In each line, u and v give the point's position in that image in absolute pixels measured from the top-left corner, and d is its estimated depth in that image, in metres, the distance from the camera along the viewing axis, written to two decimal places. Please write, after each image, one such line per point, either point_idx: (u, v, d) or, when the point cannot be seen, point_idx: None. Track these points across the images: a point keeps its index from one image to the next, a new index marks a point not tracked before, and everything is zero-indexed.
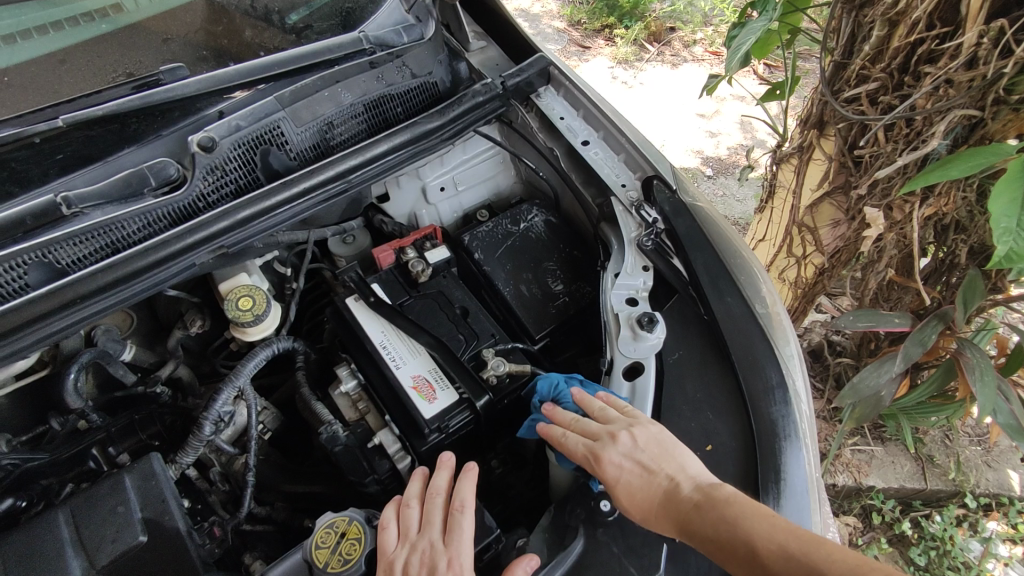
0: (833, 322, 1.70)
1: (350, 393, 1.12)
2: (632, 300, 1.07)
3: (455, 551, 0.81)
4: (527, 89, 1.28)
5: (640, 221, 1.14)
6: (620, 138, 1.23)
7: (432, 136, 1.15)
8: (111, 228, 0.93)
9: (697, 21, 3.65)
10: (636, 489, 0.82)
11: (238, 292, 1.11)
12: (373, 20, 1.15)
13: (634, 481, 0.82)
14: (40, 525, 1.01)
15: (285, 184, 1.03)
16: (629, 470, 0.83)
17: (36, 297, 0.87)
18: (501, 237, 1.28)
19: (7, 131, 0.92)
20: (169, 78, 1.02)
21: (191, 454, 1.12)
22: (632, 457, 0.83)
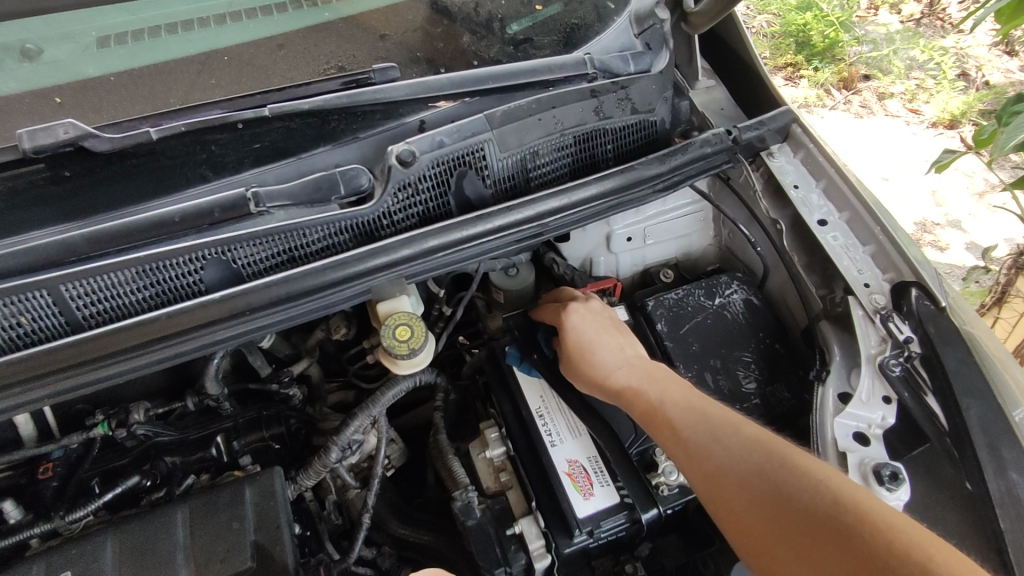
0: None
1: (494, 460, 0.99)
2: (863, 438, 0.84)
3: None
4: (759, 146, 1.07)
5: (886, 335, 0.90)
6: (871, 224, 0.99)
7: (645, 185, 0.98)
8: (294, 233, 0.85)
9: (899, 72, 3.05)
10: (589, 341, 0.95)
11: (398, 319, 0.98)
12: (598, 41, 1.03)
13: (590, 337, 0.95)
14: (159, 520, 0.97)
15: (479, 218, 0.90)
16: (584, 326, 0.96)
17: (208, 302, 0.81)
18: (691, 310, 1.09)
19: (214, 113, 0.88)
20: (379, 78, 0.94)
21: (313, 477, 1.05)
22: (579, 328, 0.96)
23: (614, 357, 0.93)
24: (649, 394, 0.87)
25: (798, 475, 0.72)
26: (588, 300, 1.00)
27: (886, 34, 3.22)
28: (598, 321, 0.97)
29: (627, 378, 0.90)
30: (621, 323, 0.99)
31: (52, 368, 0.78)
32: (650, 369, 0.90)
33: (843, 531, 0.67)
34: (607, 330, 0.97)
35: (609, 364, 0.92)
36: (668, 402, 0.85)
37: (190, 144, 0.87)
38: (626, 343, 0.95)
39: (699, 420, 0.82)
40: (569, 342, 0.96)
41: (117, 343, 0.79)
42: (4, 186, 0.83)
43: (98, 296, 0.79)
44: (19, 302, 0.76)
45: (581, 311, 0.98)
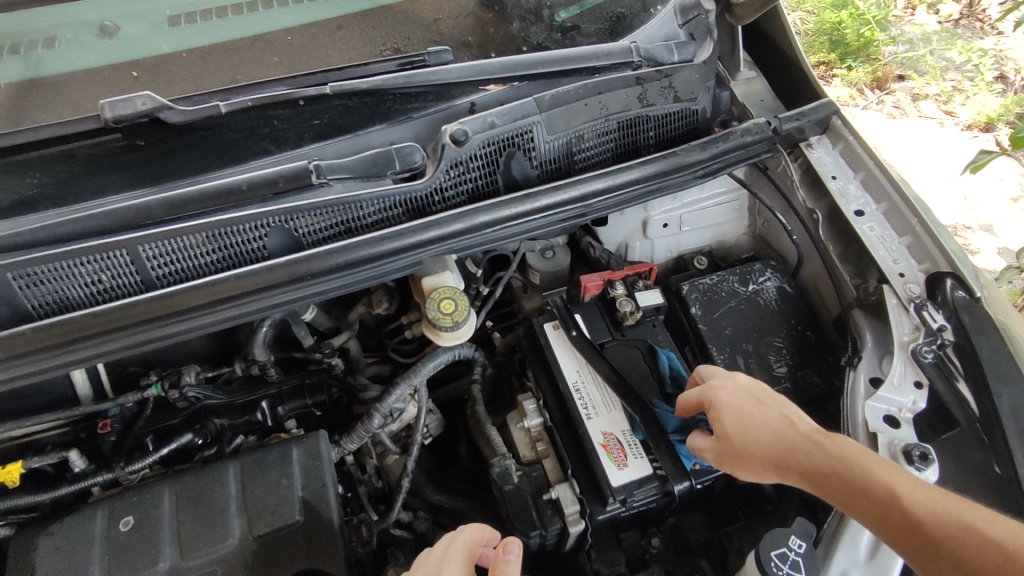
0: None
1: (531, 430, 1.04)
2: (892, 420, 0.87)
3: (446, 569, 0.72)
4: (798, 137, 1.09)
5: (919, 323, 0.92)
6: (908, 215, 1.00)
7: (686, 171, 1.01)
8: (351, 205, 0.90)
9: (935, 73, 3.01)
10: (750, 426, 0.84)
11: (443, 293, 1.03)
12: (643, 31, 1.06)
13: (748, 419, 0.85)
14: (213, 475, 1.02)
15: (526, 197, 0.94)
16: (739, 406, 0.86)
17: (273, 266, 0.86)
18: (725, 296, 1.12)
19: (279, 89, 0.92)
20: (433, 61, 0.98)
21: (356, 441, 1.10)
22: (733, 411, 0.86)
23: (781, 437, 0.83)
24: (778, 434, 0.83)
25: (959, 521, 0.73)
26: (734, 376, 0.89)
27: (923, 34, 3.18)
28: (744, 394, 0.87)
29: (770, 441, 0.83)
30: (767, 392, 0.88)
31: (127, 321, 0.83)
32: (794, 430, 0.83)
33: (1007, 562, 0.69)
34: (756, 404, 0.86)
35: (773, 440, 0.83)
36: (886, 492, 0.76)
37: (254, 118, 0.92)
38: (785, 415, 0.85)
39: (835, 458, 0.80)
40: (729, 432, 0.85)
41: (188, 301, 0.84)
42: (82, 153, 0.88)
43: (171, 258, 0.85)
44: (100, 261, 0.82)
45: (722, 385, 0.88)
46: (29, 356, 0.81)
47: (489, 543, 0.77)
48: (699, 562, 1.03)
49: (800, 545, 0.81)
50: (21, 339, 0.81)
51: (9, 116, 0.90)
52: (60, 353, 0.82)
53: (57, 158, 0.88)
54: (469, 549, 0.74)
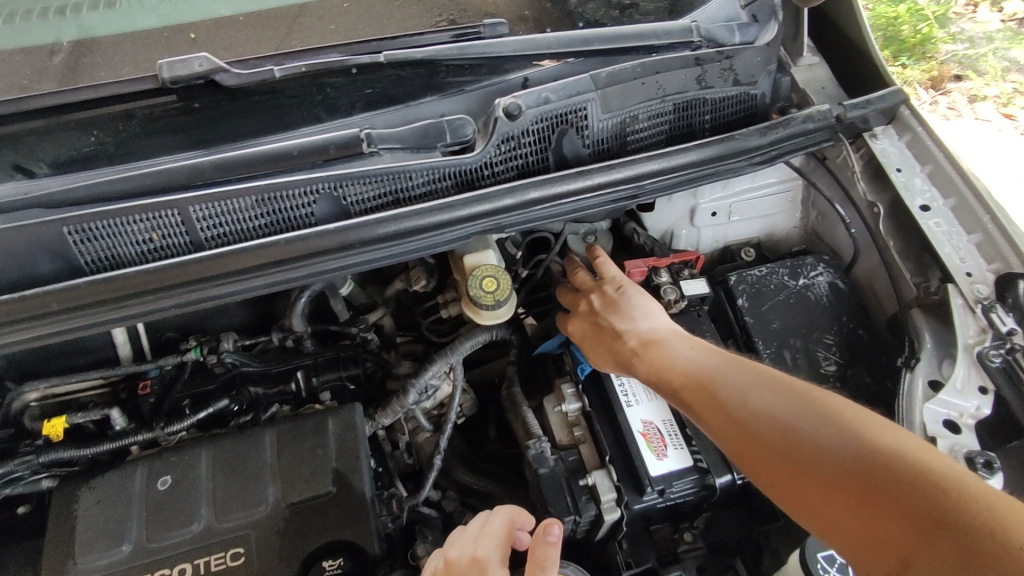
0: None
1: (568, 414, 1.02)
2: (953, 426, 0.83)
3: (481, 546, 0.70)
4: (862, 126, 1.04)
5: (986, 326, 0.87)
6: (979, 212, 0.95)
7: (744, 156, 0.97)
8: (400, 176, 0.89)
9: (995, 74, 2.87)
10: (591, 338, 0.99)
11: (485, 271, 1.02)
12: (703, 11, 1.02)
13: (594, 332, 0.98)
14: (250, 441, 1.03)
15: (577, 175, 0.92)
16: (585, 331, 1.00)
17: (321, 232, 0.86)
18: (775, 288, 1.08)
19: (333, 56, 0.91)
20: (489, 33, 0.96)
21: (390, 416, 1.10)
22: (583, 330, 1.00)
23: (627, 347, 0.94)
24: (678, 367, 0.87)
25: (815, 428, 0.72)
26: (579, 311, 1.01)
27: (985, 32, 3.03)
28: (589, 322, 0.99)
29: (637, 364, 0.92)
30: (618, 305, 0.98)
31: (177, 281, 0.84)
32: (653, 349, 0.91)
33: (878, 465, 0.65)
34: (598, 334, 0.98)
35: (619, 361, 0.95)
36: (720, 390, 0.81)
37: (307, 85, 0.91)
38: (617, 332, 0.96)
39: (669, 372, 0.88)
40: (594, 358, 0.99)
41: (236, 264, 0.84)
42: (141, 114, 0.89)
43: (221, 220, 0.85)
44: (152, 220, 0.83)
45: (579, 311, 1.01)
46: (83, 310, 0.82)
47: (525, 525, 0.75)
48: (734, 562, 1.00)
49: None
50: (75, 293, 0.82)
51: (71, 74, 0.91)
52: (112, 309, 0.83)
53: (116, 118, 0.89)
54: (506, 528, 0.72)
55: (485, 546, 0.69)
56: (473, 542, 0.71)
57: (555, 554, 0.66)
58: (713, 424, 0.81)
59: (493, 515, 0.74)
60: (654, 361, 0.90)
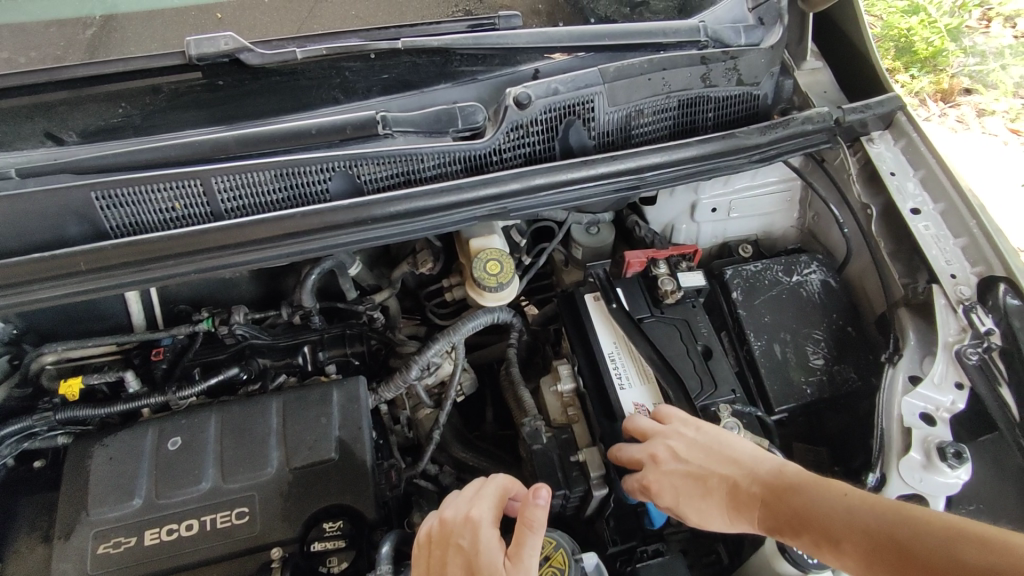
0: None
1: (563, 394, 1.07)
2: (929, 418, 0.87)
3: (475, 506, 0.74)
4: (860, 130, 1.08)
5: (967, 325, 0.91)
6: (967, 217, 0.99)
7: (744, 153, 1.01)
8: (412, 158, 0.93)
9: (1005, 89, 2.89)
10: (688, 498, 0.84)
11: (489, 255, 1.06)
12: (712, 12, 1.06)
13: (689, 490, 0.84)
14: (257, 408, 1.07)
15: (583, 164, 0.95)
16: (678, 486, 0.85)
17: (334, 208, 0.90)
18: (769, 283, 1.12)
19: (354, 41, 0.95)
20: (503, 25, 1.00)
21: (393, 390, 1.14)
22: (674, 491, 0.85)
23: (741, 503, 0.80)
24: (839, 520, 0.72)
25: None
26: (657, 461, 0.87)
27: (997, 47, 3.04)
28: (677, 472, 0.86)
29: (765, 521, 0.78)
30: (714, 450, 0.85)
31: (195, 248, 0.88)
32: (790, 496, 0.76)
33: None
34: (698, 486, 0.84)
35: (732, 519, 0.82)
36: (901, 548, 0.68)
37: (327, 68, 0.95)
38: (724, 484, 0.82)
39: (828, 527, 0.73)
40: (697, 519, 0.84)
41: (252, 234, 0.89)
42: (167, 89, 0.93)
43: (240, 192, 0.89)
44: (174, 189, 0.87)
45: (662, 461, 0.87)
46: (107, 271, 0.87)
47: (517, 493, 0.79)
48: (717, 548, 1.03)
49: None
50: (99, 255, 0.86)
51: (102, 48, 0.95)
52: (134, 271, 0.88)
53: (143, 92, 0.93)
54: (500, 492, 0.76)
55: (479, 507, 0.74)
56: (468, 502, 0.75)
57: (544, 515, 0.70)
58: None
59: (488, 480, 0.78)
60: (798, 514, 0.75)
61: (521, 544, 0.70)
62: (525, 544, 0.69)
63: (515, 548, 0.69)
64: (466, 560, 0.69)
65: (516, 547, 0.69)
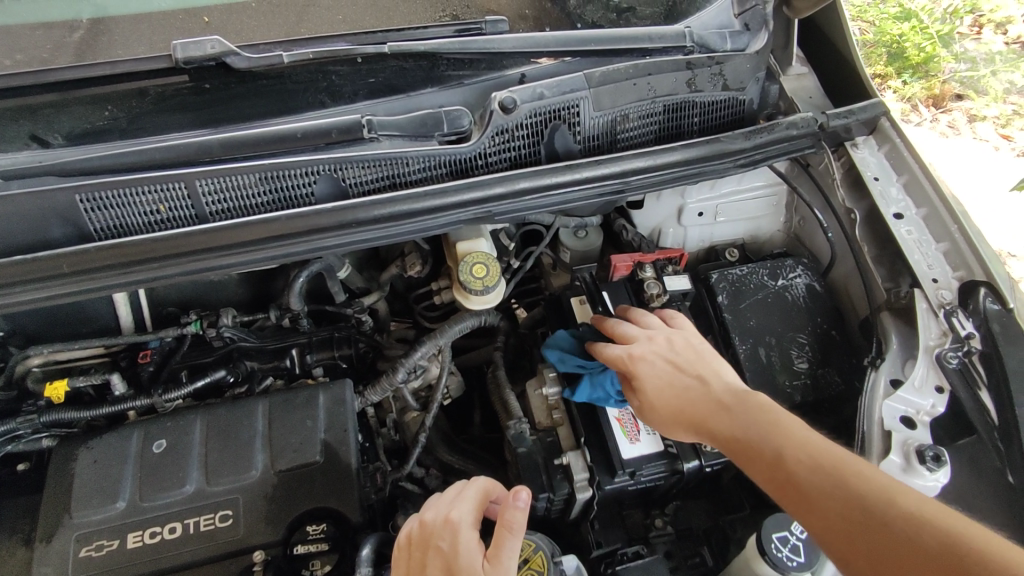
0: None
1: (549, 397, 1.06)
2: (910, 422, 0.87)
3: (456, 507, 0.74)
4: (844, 135, 1.09)
5: (948, 329, 0.92)
6: (949, 222, 1.00)
7: (728, 158, 1.02)
8: (397, 162, 0.93)
9: (996, 95, 2.90)
10: (658, 387, 0.87)
11: (475, 258, 1.07)
12: (698, 17, 1.06)
13: (660, 378, 0.88)
14: (242, 411, 1.07)
15: (567, 168, 0.96)
16: (656, 373, 0.89)
17: (319, 211, 0.90)
18: (754, 287, 1.12)
19: (341, 45, 0.96)
20: (490, 30, 1.00)
21: (379, 393, 1.15)
22: (648, 375, 0.89)
23: (698, 402, 0.84)
24: (786, 443, 0.75)
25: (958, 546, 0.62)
26: (652, 345, 0.92)
27: (987, 53, 3.06)
28: (661, 359, 0.90)
29: (720, 427, 0.81)
30: (700, 358, 0.89)
31: (179, 251, 0.88)
32: (746, 411, 0.80)
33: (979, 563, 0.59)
34: (669, 375, 0.88)
35: (689, 419, 0.84)
36: (824, 475, 0.71)
37: (314, 71, 0.95)
38: (690, 381, 0.86)
39: (779, 443, 0.75)
40: (654, 406, 0.87)
41: (237, 237, 0.89)
42: (153, 92, 0.93)
43: (225, 195, 0.89)
44: (159, 192, 0.87)
45: (654, 341, 0.92)
46: (91, 274, 0.87)
47: (499, 497, 0.79)
48: (701, 550, 1.03)
49: (801, 531, 0.84)
50: (83, 257, 0.86)
51: (88, 51, 0.95)
52: (118, 274, 0.88)
53: (129, 95, 0.93)
54: (481, 494, 0.77)
55: (460, 507, 0.74)
56: (450, 502, 0.76)
57: (524, 516, 0.71)
58: (815, 510, 0.69)
59: (472, 481, 0.78)
60: (759, 428, 0.78)
61: (500, 545, 0.70)
62: (504, 544, 0.69)
63: (495, 547, 0.69)
64: (445, 559, 0.70)
65: (496, 546, 0.69)
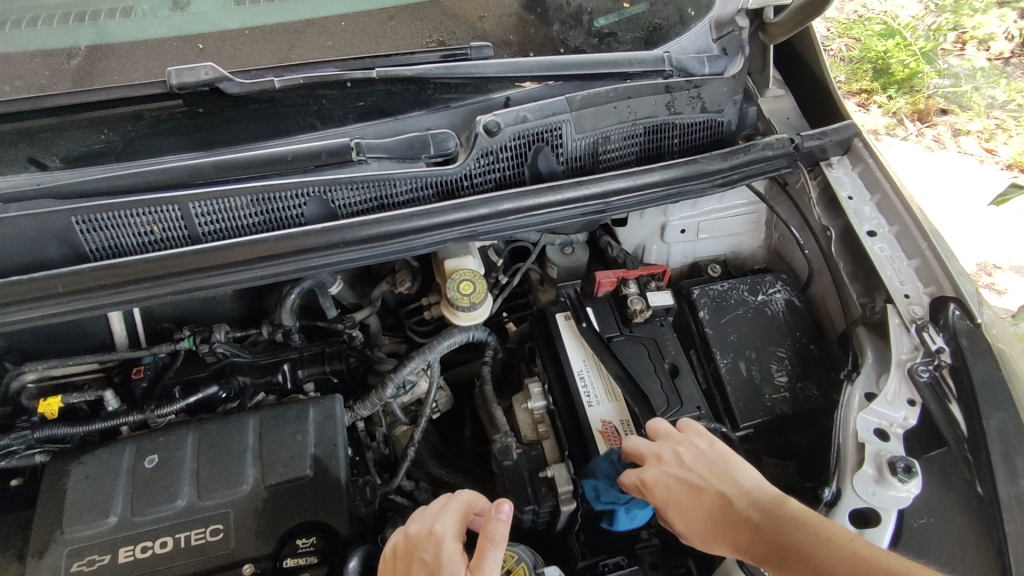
0: None
1: (534, 411, 1.10)
2: (883, 434, 0.90)
3: (438, 522, 0.77)
4: (819, 155, 1.13)
5: (919, 344, 0.95)
6: (919, 240, 1.03)
7: (706, 178, 1.05)
8: (384, 183, 0.96)
9: (980, 109, 2.95)
10: (685, 508, 0.85)
11: (462, 275, 1.10)
12: (677, 43, 1.09)
13: (684, 501, 0.85)
14: (233, 426, 1.09)
15: (549, 189, 0.99)
16: (676, 495, 0.86)
17: (309, 231, 0.93)
18: (734, 303, 1.15)
19: (331, 70, 0.99)
20: (475, 55, 1.04)
21: (369, 408, 1.17)
22: (671, 498, 0.86)
23: (732, 518, 0.82)
24: (835, 559, 0.74)
25: None
26: (661, 466, 0.88)
27: (970, 69, 3.11)
28: (678, 482, 0.87)
29: (760, 549, 0.79)
30: (717, 466, 0.87)
31: (172, 271, 0.91)
32: (784, 529, 0.78)
33: None
34: (691, 495, 0.85)
35: (726, 542, 0.82)
36: None
37: (304, 96, 0.98)
38: (718, 500, 0.84)
39: (829, 560, 0.74)
40: (685, 528, 0.85)
41: (228, 257, 0.92)
42: (149, 116, 0.96)
43: (217, 217, 0.92)
44: (153, 214, 0.90)
45: (664, 461, 0.89)
46: (86, 293, 0.89)
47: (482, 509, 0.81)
48: (686, 561, 1.02)
49: None
50: (78, 277, 0.89)
51: (86, 77, 0.98)
52: (112, 293, 0.90)
53: (125, 118, 0.96)
54: (464, 508, 0.79)
55: (442, 522, 0.76)
56: (433, 517, 0.78)
57: (504, 528, 0.73)
58: None
59: (454, 496, 0.80)
60: (799, 544, 0.76)
61: (482, 558, 0.72)
62: (486, 557, 0.72)
63: (476, 561, 0.71)
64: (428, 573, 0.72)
65: (477, 560, 0.71)
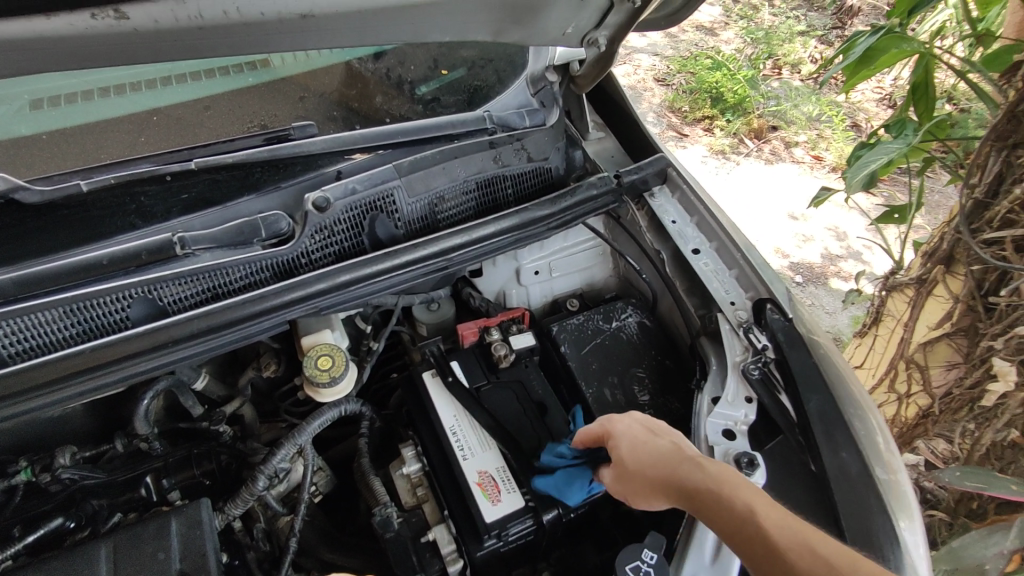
0: (931, 474, 1.36)
1: (411, 476, 1.09)
2: (730, 433, 0.97)
3: None
4: (641, 187, 1.24)
5: (748, 345, 1.05)
6: (734, 252, 1.15)
7: (539, 224, 1.12)
8: (217, 272, 0.95)
9: (802, 122, 3.34)
10: (635, 442, 0.90)
11: (319, 351, 1.07)
12: (498, 99, 1.16)
13: (636, 434, 0.91)
14: (81, 557, 0.98)
15: (388, 255, 1.02)
16: (635, 430, 0.91)
17: (134, 335, 0.89)
18: (590, 333, 1.21)
19: (145, 167, 0.96)
20: (298, 134, 1.04)
21: (240, 506, 1.10)
22: (627, 433, 0.91)
23: (664, 455, 0.87)
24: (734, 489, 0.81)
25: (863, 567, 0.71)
26: (632, 411, 0.95)
27: (789, 89, 3.53)
28: (642, 424, 0.92)
29: (689, 480, 0.83)
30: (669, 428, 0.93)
31: None
32: (707, 466, 0.84)
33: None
34: (649, 431, 0.91)
35: (661, 468, 0.86)
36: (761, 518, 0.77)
37: (120, 195, 0.95)
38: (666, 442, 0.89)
39: (743, 496, 0.79)
40: (626, 452, 0.89)
41: (42, 377, 0.85)
42: None
43: (23, 335, 0.85)
44: None
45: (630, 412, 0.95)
46: None
47: None
48: None
49: (651, 557, 0.87)
50: None
51: None
52: None
53: None
54: None
55: None
56: None
57: None
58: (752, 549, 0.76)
59: None
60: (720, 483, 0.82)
61: None
62: None
63: None
64: None
65: None
